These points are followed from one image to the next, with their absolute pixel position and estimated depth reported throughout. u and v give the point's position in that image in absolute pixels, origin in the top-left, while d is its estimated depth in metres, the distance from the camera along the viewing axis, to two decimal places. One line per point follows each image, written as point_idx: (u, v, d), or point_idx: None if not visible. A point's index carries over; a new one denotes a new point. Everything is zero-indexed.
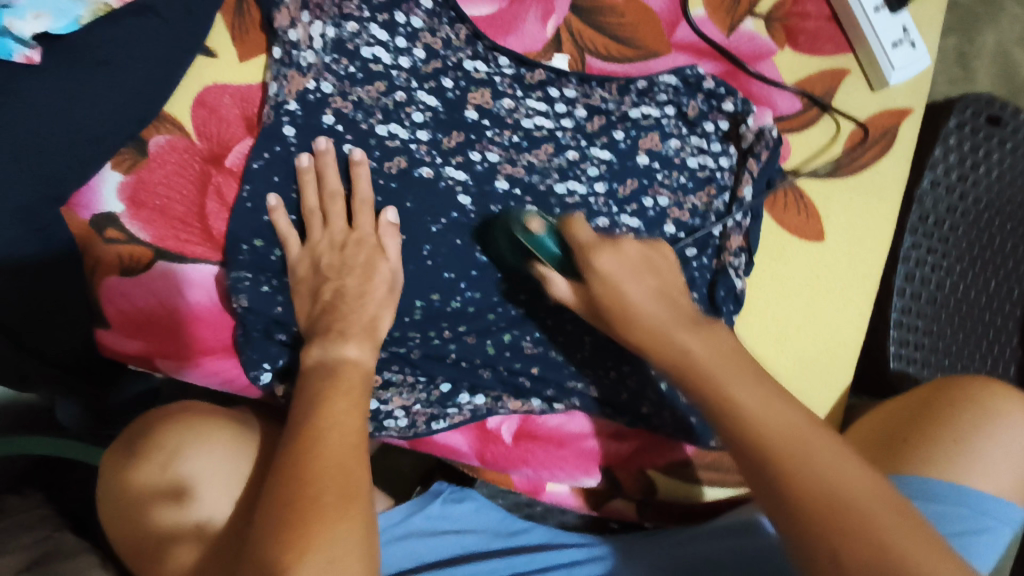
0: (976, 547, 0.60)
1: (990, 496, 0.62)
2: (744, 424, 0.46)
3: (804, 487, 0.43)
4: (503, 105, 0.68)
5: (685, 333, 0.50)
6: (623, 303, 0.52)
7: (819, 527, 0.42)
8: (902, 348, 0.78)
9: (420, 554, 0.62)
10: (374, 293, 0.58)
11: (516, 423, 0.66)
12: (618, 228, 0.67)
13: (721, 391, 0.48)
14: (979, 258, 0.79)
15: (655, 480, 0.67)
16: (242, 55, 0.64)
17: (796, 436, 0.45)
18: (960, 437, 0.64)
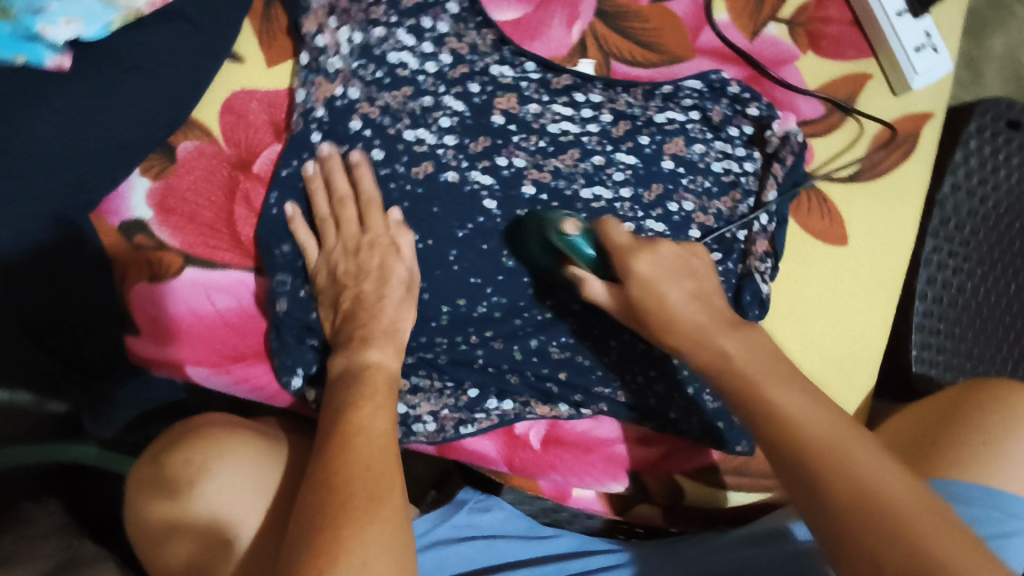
0: (1008, 549, 0.60)
1: (1020, 498, 0.62)
2: (778, 425, 0.45)
3: (844, 492, 0.42)
4: (530, 110, 0.68)
5: (725, 335, 0.50)
6: (658, 302, 0.51)
7: (857, 531, 0.41)
8: (925, 351, 0.78)
9: (448, 563, 0.61)
10: (391, 296, 0.58)
11: (544, 428, 0.66)
12: (644, 234, 0.68)
13: (757, 391, 0.47)
14: (1000, 262, 0.80)
15: (683, 485, 0.67)
16: (270, 61, 0.64)
17: (834, 437, 0.44)
18: (988, 440, 0.64)
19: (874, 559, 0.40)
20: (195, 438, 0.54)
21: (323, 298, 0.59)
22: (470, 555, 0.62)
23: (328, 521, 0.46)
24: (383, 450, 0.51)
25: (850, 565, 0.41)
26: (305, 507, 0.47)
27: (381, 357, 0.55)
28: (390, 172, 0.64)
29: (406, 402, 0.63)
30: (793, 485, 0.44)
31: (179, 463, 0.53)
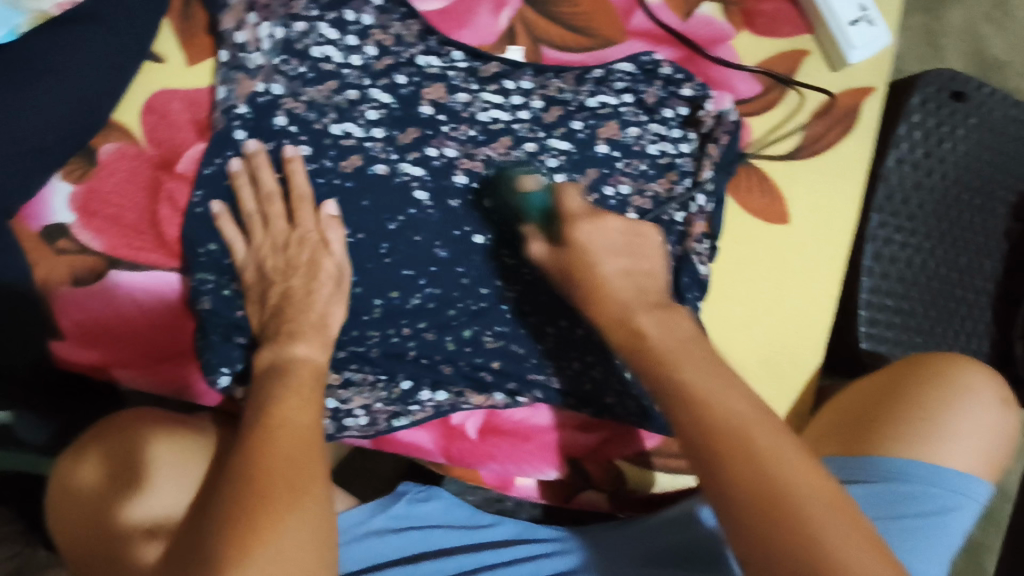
0: (945, 523, 0.61)
1: (961, 473, 0.62)
2: (698, 413, 0.45)
3: (752, 485, 0.42)
4: (459, 99, 0.67)
5: (645, 315, 0.51)
6: (591, 272, 0.53)
7: (766, 531, 0.41)
8: (873, 327, 0.78)
9: (382, 551, 0.63)
10: (320, 293, 0.58)
11: (481, 418, 0.66)
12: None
13: (674, 374, 0.47)
14: (948, 234, 0.80)
15: (623, 470, 0.67)
16: (191, 58, 0.64)
17: (746, 430, 0.44)
18: (927, 416, 0.64)
19: (771, 553, 0.41)
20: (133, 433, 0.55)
21: (252, 294, 0.58)
22: (407, 543, 0.64)
23: (249, 519, 0.45)
24: (305, 443, 0.50)
25: (752, 562, 0.41)
26: (227, 506, 0.47)
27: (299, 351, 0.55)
28: (318, 167, 0.63)
29: (337, 396, 0.63)
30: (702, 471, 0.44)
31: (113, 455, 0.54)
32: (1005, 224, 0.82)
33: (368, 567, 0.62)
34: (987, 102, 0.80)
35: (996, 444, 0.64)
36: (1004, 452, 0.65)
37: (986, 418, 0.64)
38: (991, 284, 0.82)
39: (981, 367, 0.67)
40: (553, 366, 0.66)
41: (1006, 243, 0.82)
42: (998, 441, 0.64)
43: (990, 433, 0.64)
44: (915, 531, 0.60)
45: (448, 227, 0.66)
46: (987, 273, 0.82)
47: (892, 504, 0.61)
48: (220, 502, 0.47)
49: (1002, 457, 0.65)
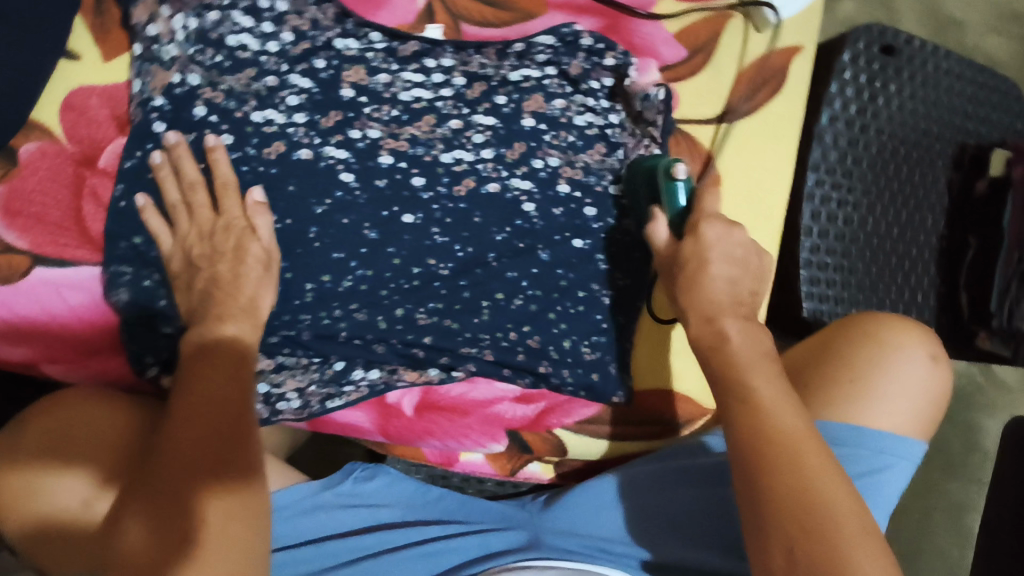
0: (874, 484, 0.63)
1: (888, 434, 0.64)
2: (755, 416, 0.51)
3: (789, 490, 0.47)
4: (380, 80, 0.68)
5: (730, 318, 0.55)
6: (698, 265, 0.57)
7: (794, 533, 0.46)
8: (815, 287, 0.78)
9: (331, 525, 0.63)
10: (247, 274, 0.57)
11: (417, 396, 0.67)
12: (509, 194, 0.68)
13: (744, 379, 0.52)
14: (886, 190, 0.80)
15: (565, 440, 0.69)
16: (105, 55, 0.64)
17: (797, 440, 0.49)
18: (857, 378, 0.65)
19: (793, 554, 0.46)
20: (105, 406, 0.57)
21: (178, 284, 0.58)
22: (355, 519, 0.64)
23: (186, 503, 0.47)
24: (235, 417, 0.51)
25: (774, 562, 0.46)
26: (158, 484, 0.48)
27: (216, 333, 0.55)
28: (242, 155, 0.64)
29: (270, 380, 0.64)
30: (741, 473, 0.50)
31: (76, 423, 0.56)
32: (946, 176, 0.82)
33: (316, 540, 0.62)
34: (918, 56, 0.80)
35: (925, 403, 0.65)
36: (935, 410, 0.67)
37: (917, 377, 0.65)
38: (935, 238, 0.82)
39: (914, 326, 0.68)
40: (487, 339, 0.66)
41: (947, 199, 0.83)
42: (928, 399, 0.66)
43: (918, 393, 0.65)
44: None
45: (376, 208, 0.66)
46: (930, 228, 0.82)
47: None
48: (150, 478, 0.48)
49: (931, 416, 0.66)
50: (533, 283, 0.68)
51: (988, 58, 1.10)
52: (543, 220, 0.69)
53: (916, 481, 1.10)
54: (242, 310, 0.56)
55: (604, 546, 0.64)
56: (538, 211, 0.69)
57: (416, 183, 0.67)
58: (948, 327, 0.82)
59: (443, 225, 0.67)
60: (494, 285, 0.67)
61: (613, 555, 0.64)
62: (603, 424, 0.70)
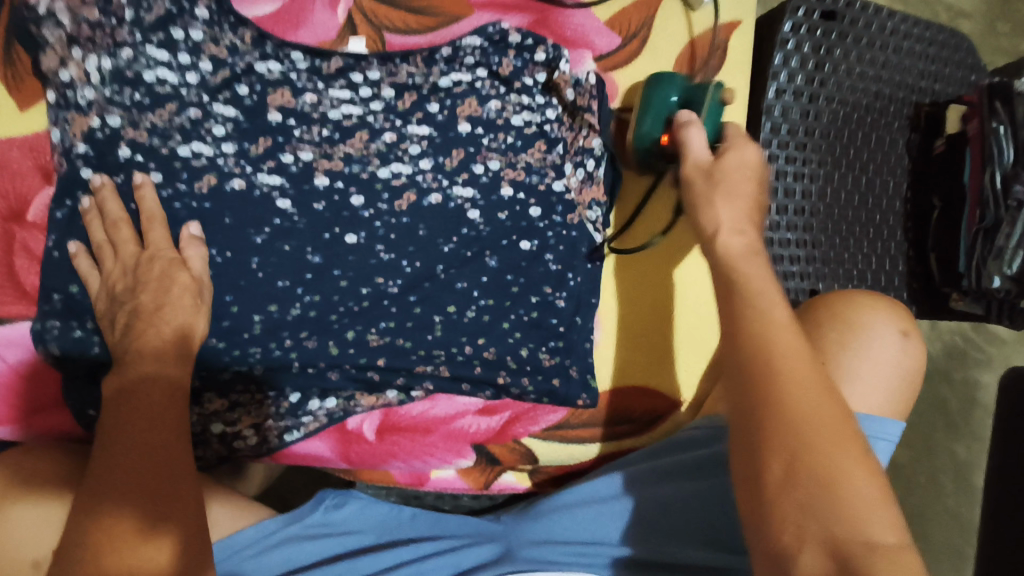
0: None
1: (862, 415, 0.62)
2: (759, 327, 0.45)
3: (789, 398, 0.42)
4: (306, 101, 0.66)
5: (747, 232, 0.51)
6: (738, 177, 0.55)
7: (791, 444, 0.40)
8: (779, 265, 0.77)
9: (297, 559, 0.61)
10: (176, 302, 0.55)
11: (378, 419, 0.66)
12: (452, 203, 0.67)
13: (749, 291, 0.48)
14: (842, 158, 0.79)
15: (533, 448, 0.68)
16: (22, 105, 0.63)
17: (800, 355, 0.44)
18: (828, 359, 0.63)
19: (791, 468, 0.40)
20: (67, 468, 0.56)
21: (105, 324, 0.57)
22: (325, 547, 0.62)
23: (165, 528, 0.44)
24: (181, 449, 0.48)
25: (772, 473, 0.40)
26: (116, 518, 0.43)
27: (148, 369, 0.51)
28: (172, 192, 0.62)
29: (224, 419, 0.62)
30: (734, 386, 0.45)
31: (30, 482, 0.54)
32: (904, 138, 0.81)
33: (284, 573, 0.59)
34: (861, 18, 0.78)
35: (898, 380, 0.64)
36: (910, 384, 0.65)
37: (887, 353, 0.64)
38: (898, 202, 0.81)
39: (883, 303, 0.67)
40: (441, 355, 0.65)
41: (907, 159, 0.81)
42: (900, 375, 0.65)
43: (889, 370, 0.64)
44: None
45: (317, 232, 0.64)
46: (892, 192, 0.81)
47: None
48: (102, 504, 0.44)
49: (905, 391, 0.65)
50: (484, 292, 0.66)
51: (949, 9, 1.08)
52: (489, 226, 0.67)
53: (919, 445, 1.08)
54: (182, 351, 0.54)
55: (581, 551, 0.61)
56: (483, 217, 0.67)
57: (355, 202, 0.65)
58: (921, 291, 0.81)
59: (388, 241, 0.65)
60: (446, 298, 0.66)
61: (591, 558, 0.61)
62: (571, 428, 0.69)
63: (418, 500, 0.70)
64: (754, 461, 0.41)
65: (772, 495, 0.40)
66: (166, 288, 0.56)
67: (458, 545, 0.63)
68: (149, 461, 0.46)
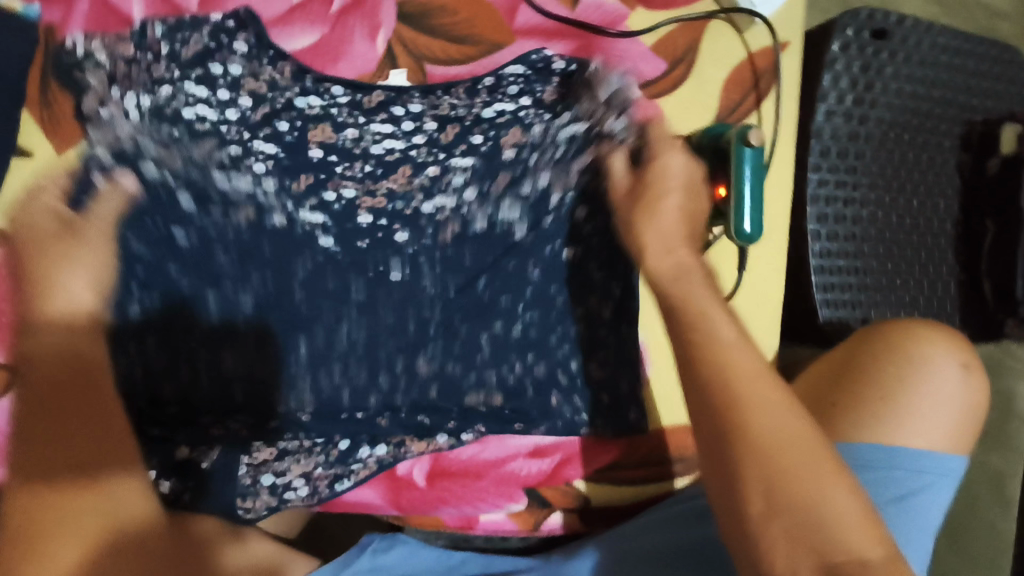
0: (913, 505, 0.61)
1: (925, 453, 0.61)
2: (713, 354, 0.43)
3: (757, 430, 0.40)
4: (347, 136, 0.64)
5: (686, 252, 0.51)
6: (659, 183, 0.55)
7: (760, 479, 0.39)
8: (829, 293, 0.75)
9: None
10: (73, 257, 0.50)
11: (427, 464, 0.65)
12: (499, 228, 0.63)
13: (697, 313, 0.46)
14: (894, 180, 0.76)
15: (587, 490, 0.67)
16: (59, 147, 0.62)
17: (759, 378, 0.42)
18: (886, 397, 0.62)
19: (771, 502, 0.39)
20: None
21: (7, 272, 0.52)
22: None
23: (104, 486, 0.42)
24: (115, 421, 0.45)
25: (751, 506, 0.39)
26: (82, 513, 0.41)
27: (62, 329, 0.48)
28: (203, 217, 0.57)
29: (274, 470, 0.61)
30: (697, 421, 0.43)
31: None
32: (955, 157, 0.78)
33: None
34: (911, 37, 0.75)
35: (961, 414, 0.62)
36: (975, 418, 0.63)
37: (950, 389, 0.62)
38: (950, 223, 0.78)
39: (940, 333, 0.64)
40: (492, 378, 0.63)
41: (958, 179, 0.78)
42: (964, 410, 0.63)
43: (952, 406, 0.62)
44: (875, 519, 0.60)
45: (360, 269, 0.63)
46: (943, 213, 0.78)
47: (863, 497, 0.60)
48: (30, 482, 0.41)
49: (971, 424, 0.63)
50: (529, 305, 0.63)
51: (987, 11, 1.05)
52: (535, 233, 0.63)
53: None
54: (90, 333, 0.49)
55: None
56: (530, 229, 0.63)
57: (400, 238, 0.64)
58: (972, 315, 0.79)
59: (432, 269, 0.64)
60: (492, 317, 0.63)
61: None
62: (622, 469, 0.67)
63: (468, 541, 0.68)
64: (728, 481, 0.40)
65: (754, 530, 0.39)
66: (66, 253, 0.50)
67: None
68: (85, 417, 0.44)
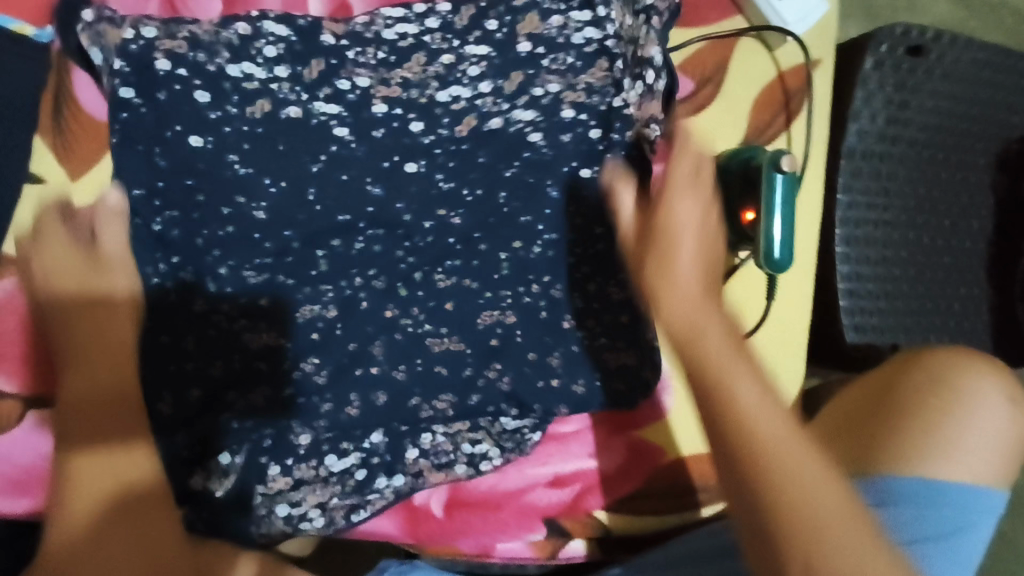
0: (951, 543, 0.59)
1: (969, 487, 0.59)
2: (730, 413, 0.42)
3: (788, 515, 0.40)
4: (359, 23, 0.64)
5: (701, 292, 0.46)
6: (670, 213, 0.48)
7: (800, 562, 0.39)
8: (858, 317, 0.73)
9: None
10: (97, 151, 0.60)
11: (446, 493, 0.63)
12: (513, 127, 0.65)
13: (711, 374, 0.43)
14: (927, 201, 0.74)
15: (610, 522, 0.64)
16: (73, 174, 0.60)
17: (779, 446, 0.41)
18: (927, 425, 0.60)
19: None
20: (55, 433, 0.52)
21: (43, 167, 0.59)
22: None
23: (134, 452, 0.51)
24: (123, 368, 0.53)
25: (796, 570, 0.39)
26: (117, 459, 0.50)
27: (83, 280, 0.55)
28: (223, 114, 0.60)
29: (289, 500, 0.59)
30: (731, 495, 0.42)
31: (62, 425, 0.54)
32: (990, 176, 0.75)
33: None
34: (948, 53, 0.73)
35: (1006, 447, 0.60)
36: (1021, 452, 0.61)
37: (995, 422, 0.60)
38: (986, 244, 0.76)
39: (986, 365, 0.62)
40: (508, 297, 0.64)
41: (993, 198, 0.76)
42: (1009, 443, 0.60)
43: (998, 437, 0.60)
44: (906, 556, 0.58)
45: (377, 160, 0.64)
46: (978, 234, 0.75)
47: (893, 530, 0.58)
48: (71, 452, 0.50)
49: (1016, 458, 0.61)
50: (549, 226, 0.65)
51: None
52: (552, 150, 0.65)
53: None
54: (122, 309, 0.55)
55: None
56: (546, 139, 0.65)
57: (414, 129, 0.64)
58: (1007, 338, 0.76)
59: (448, 170, 0.65)
60: (510, 233, 0.65)
61: None
62: (647, 500, 0.64)
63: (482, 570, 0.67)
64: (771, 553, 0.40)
65: None
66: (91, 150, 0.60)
67: None
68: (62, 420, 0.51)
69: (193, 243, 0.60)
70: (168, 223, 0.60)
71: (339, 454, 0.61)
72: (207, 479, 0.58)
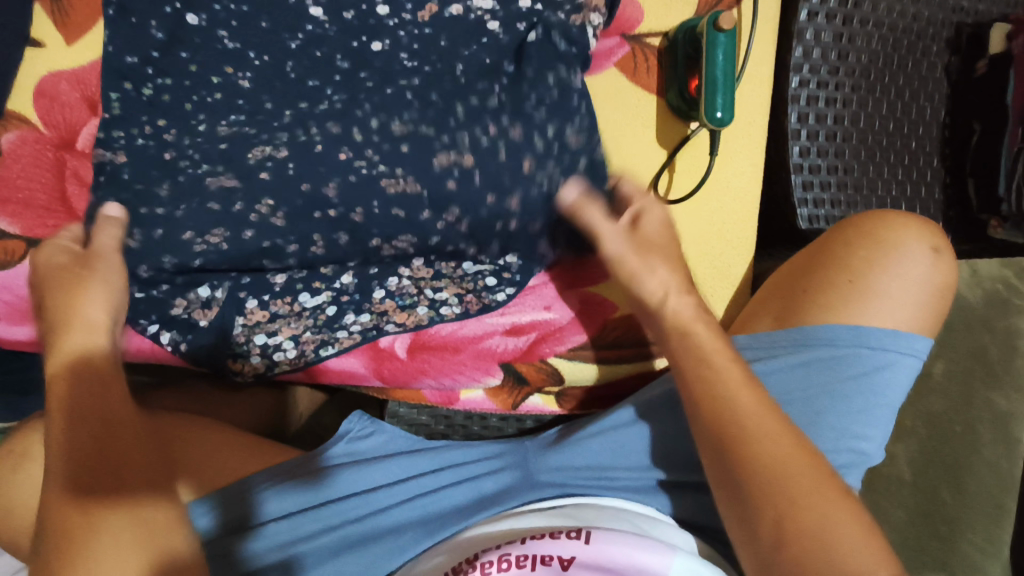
0: (867, 383, 0.62)
1: (889, 331, 0.62)
2: (721, 413, 0.51)
3: (757, 435, 0.49)
4: None
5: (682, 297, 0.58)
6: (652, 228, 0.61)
7: (753, 477, 0.48)
8: (810, 192, 0.75)
9: (320, 492, 0.64)
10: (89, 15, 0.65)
11: (409, 339, 0.69)
12: (472, 14, 0.67)
13: (698, 364, 0.54)
14: (879, 82, 0.76)
15: (559, 367, 0.71)
16: (68, 38, 0.65)
17: (758, 416, 0.50)
18: (855, 277, 0.63)
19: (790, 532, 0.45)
20: (76, 407, 0.48)
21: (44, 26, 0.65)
22: (347, 480, 0.65)
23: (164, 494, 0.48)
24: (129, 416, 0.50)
25: (768, 536, 0.46)
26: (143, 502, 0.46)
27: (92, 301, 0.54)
28: None
29: (266, 330, 0.66)
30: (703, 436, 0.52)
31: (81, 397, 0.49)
32: (943, 61, 0.78)
33: (305, 508, 0.63)
34: None
35: (928, 294, 0.63)
36: (943, 300, 0.64)
37: (919, 271, 0.63)
38: (936, 128, 0.79)
39: (914, 222, 0.65)
40: (464, 138, 0.64)
41: (945, 83, 0.79)
42: (930, 291, 0.63)
43: (919, 285, 0.63)
44: (822, 400, 0.62)
45: (346, 39, 0.66)
46: (929, 118, 0.79)
47: (809, 377, 0.63)
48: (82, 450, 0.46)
49: (938, 307, 0.64)
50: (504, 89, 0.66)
51: None
52: (508, 35, 0.67)
53: (957, 392, 0.93)
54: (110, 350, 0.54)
55: (600, 476, 0.65)
56: (502, 26, 0.67)
57: (381, 11, 0.66)
58: (958, 220, 0.80)
59: (412, 50, 0.66)
60: (467, 93, 0.65)
61: (610, 482, 0.65)
62: (599, 348, 0.71)
63: (448, 420, 0.73)
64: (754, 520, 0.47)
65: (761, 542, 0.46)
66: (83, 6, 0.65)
67: (475, 475, 0.67)
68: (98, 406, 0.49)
69: (181, 107, 0.64)
70: (159, 89, 0.64)
71: (312, 292, 0.67)
72: (192, 304, 0.65)
